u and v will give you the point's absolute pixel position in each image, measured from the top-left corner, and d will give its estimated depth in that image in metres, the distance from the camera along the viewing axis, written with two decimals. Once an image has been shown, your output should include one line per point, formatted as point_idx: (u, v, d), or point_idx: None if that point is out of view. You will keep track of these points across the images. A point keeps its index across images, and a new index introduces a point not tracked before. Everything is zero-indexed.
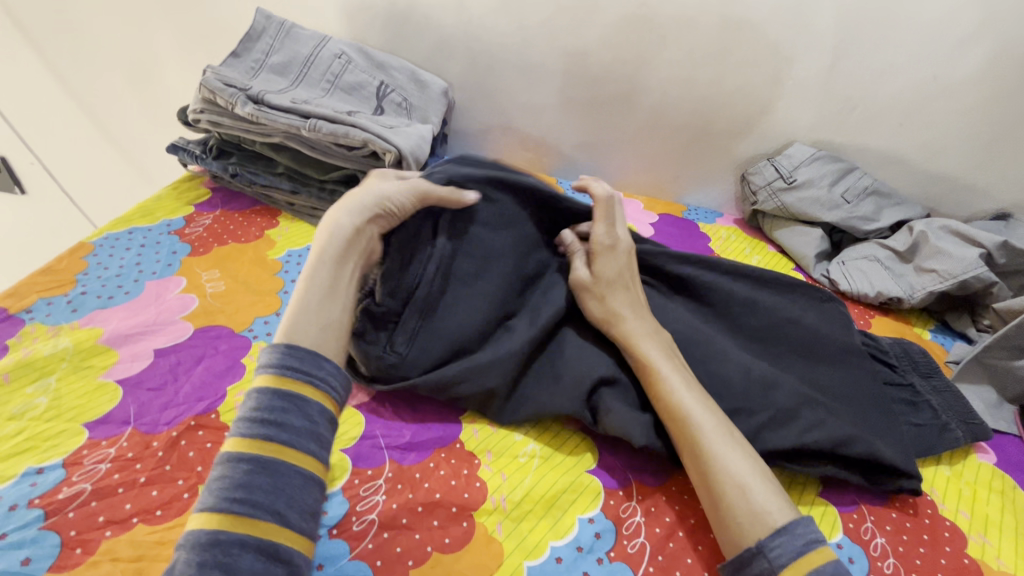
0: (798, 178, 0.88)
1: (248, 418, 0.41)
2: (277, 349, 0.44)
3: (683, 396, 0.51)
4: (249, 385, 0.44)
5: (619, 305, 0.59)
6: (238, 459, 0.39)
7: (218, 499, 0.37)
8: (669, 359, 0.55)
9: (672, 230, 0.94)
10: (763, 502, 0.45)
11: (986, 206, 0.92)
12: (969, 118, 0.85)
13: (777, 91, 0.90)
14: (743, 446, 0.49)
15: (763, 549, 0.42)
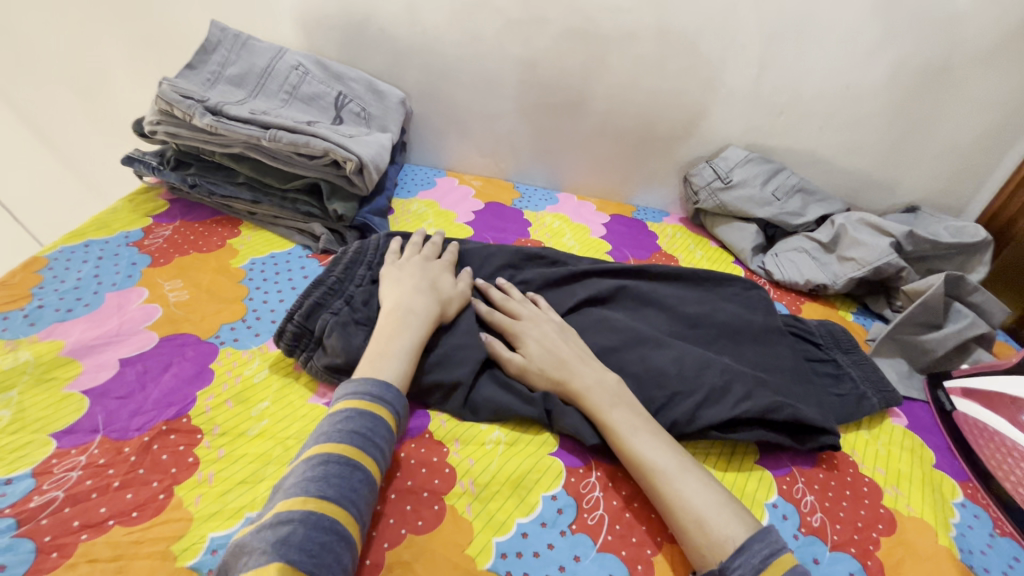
0: (734, 179, 0.96)
1: (363, 435, 0.48)
2: (384, 388, 0.53)
3: (634, 442, 0.54)
4: (349, 402, 0.50)
5: (537, 348, 0.62)
6: (352, 467, 0.46)
7: (337, 495, 0.43)
8: (615, 404, 0.57)
9: (623, 229, 1.00)
10: (721, 530, 0.47)
11: (897, 200, 1.03)
12: (877, 121, 0.95)
13: (712, 98, 0.97)
14: (698, 474, 0.52)
15: (725, 569, 0.45)
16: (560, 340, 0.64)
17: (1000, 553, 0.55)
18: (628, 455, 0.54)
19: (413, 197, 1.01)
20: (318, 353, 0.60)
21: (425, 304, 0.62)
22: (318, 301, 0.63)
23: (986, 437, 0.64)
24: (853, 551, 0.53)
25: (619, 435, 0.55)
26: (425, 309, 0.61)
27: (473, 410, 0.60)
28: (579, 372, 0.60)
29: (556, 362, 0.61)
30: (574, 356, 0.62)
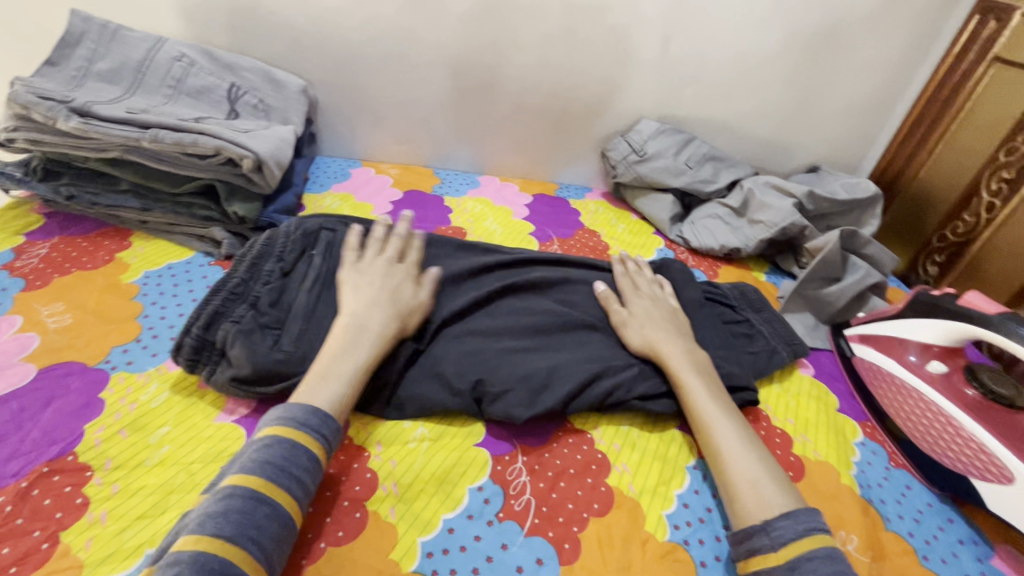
0: (648, 151, 0.98)
1: (277, 466, 0.45)
2: (309, 412, 0.49)
3: (706, 407, 0.57)
4: (268, 429, 0.47)
5: (642, 313, 0.69)
6: (258, 501, 0.42)
7: (232, 534, 0.40)
8: (702, 374, 0.61)
9: (546, 209, 1.00)
10: (771, 494, 0.49)
11: (800, 161, 1.08)
12: (777, 86, 0.99)
13: (622, 72, 0.98)
14: (759, 447, 0.54)
15: (766, 526, 0.47)
16: (665, 307, 0.70)
17: (895, 484, 0.60)
18: (702, 418, 0.57)
19: (326, 191, 0.96)
20: (222, 365, 0.56)
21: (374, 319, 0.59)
22: (218, 309, 0.59)
23: (882, 379, 0.68)
24: None
25: (694, 399, 0.58)
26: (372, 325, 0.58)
27: (397, 407, 0.59)
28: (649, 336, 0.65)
29: (642, 325, 0.67)
30: (678, 325, 0.68)
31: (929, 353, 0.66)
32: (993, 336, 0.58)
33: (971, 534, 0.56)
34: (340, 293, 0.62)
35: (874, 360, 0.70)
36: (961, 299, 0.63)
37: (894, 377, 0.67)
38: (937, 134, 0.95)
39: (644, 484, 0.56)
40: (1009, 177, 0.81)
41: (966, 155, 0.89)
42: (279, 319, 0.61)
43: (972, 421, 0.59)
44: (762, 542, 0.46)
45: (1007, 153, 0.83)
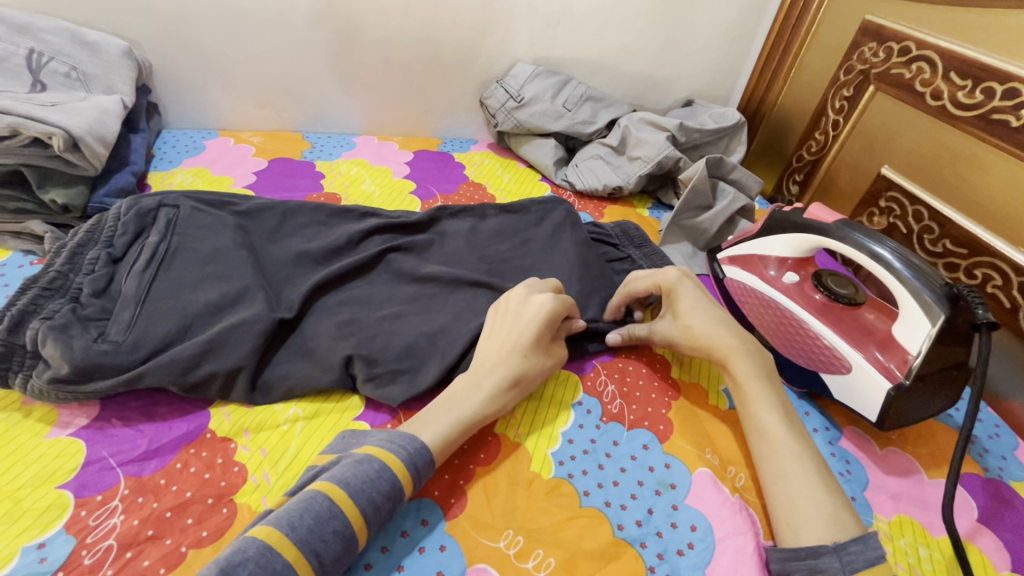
0: (525, 96, 0.97)
1: (361, 483, 0.42)
2: (411, 438, 0.47)
3: (771, 421, 0.51)
4: (367, 447, 0.45)
5: (686, 314, 0.59)
6: (332, 513, 0.40)
7: (300, 540, 0.38)
8: (768, 378, 0.54)
9: (429, 165, 0.97)
10: (849, 522, 0.44)
11: (675, 95, 1.10)
12: (644, 21, 0.99)
13: (490, 14, 0.93)
14: (827, 468, 0.48)
15: (838, 548, 0.42)
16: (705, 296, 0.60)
17: None
18: (766, 430, 0.51)
19: (176, 167, 0.85)
20: (39, 369, 0.50)
21: (488, 373, 0.53)
22: (27, 307, 0.52)
23: (749, 296, 0.72)
24: (646, 424, 0.59)
25: (757, 408, 0.52)
26: (483, 380, 0.53)
27: (265, 391, 0.55)
28: (699, 332, 0.57)
29: (688, 321, 0.58)
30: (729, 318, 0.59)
31: (785, 266, 0.70)
32: (834, 242, 0.63)
33: (824, 423, 0.63)
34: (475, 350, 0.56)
35: (744, 279, 0.73)
36: (807, 214, 0.67)
37: (756, 291, 0.71)
38: (790, 60, 1.00)
39: (531, 428, 0.57)
40: (849, 95, 0.86)
41: (816, 77, 0.95)
42: (105, 309, 0.55)
43: (817, 320, 0.64)
44: (830, 565, 0.42)
45: (846, 72, 0.87)
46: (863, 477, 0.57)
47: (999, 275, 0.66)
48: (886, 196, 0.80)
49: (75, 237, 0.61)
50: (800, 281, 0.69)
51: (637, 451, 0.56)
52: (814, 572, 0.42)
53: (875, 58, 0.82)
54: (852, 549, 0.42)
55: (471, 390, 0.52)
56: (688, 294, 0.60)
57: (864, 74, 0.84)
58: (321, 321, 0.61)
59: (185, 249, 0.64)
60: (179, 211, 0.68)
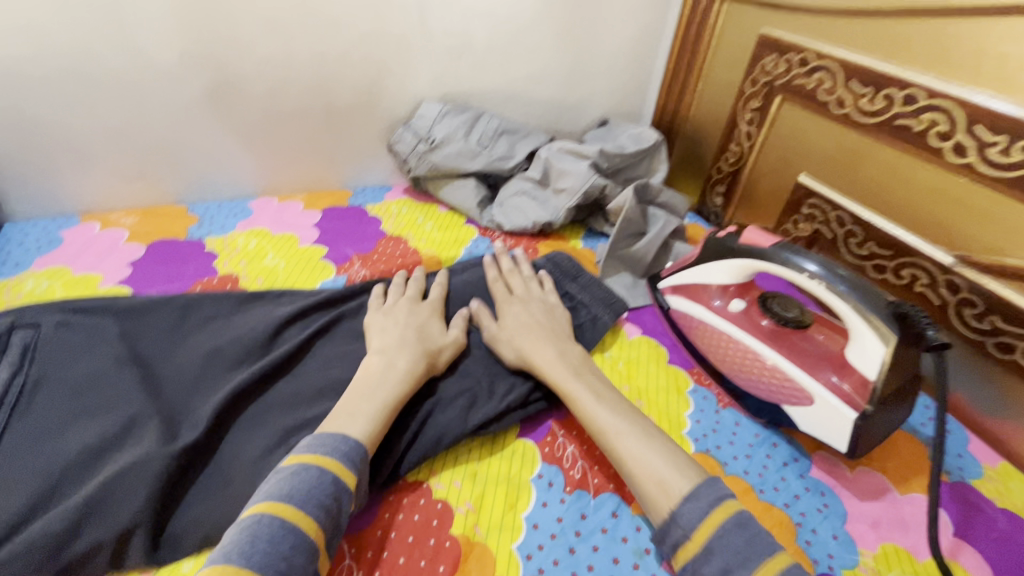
0: (436, 137, 0.90)
1: (306, 494, 0.41)
2: (342, 439, 0.46)
3: (592, 411, 0.53)
4: (291, 458, 0.44)
5: (513, 321, 0.64)
6: (284, 531, 0.39)
7: (257, 568, 0.36)
8: (579, 373, 0.57)
9: (340, 224, 0.87)
10: (676, 484, 0.45)
11: (590, 117, 1.08)
12: (547, 47, 0.96)
13: (385, 54, 0.87)
14: (657, 437, 0.50)
15: (675, 519, 0.44)
16: (532, 310, 0.65)
17: (726, 426, 0.62)
18: (591, 425, 0.52)
19: (24, 270, 0.70)
20: None
21: (399, 352, 0.56)
22: None
23: (696, 327, 0.69)
24: (613, 486, 0.53)
25: (582, 407, 0.54)
26: (398, 359, 0.55)
27: (172, 544, 0.44)
28: (522, 351, 0.60)
29: (512, 333, 0.62)
30: (552, 329, 0.63)
31: (728, 294, 0.68)
32: (773, 267, 0.61)
33: (793, 453, 0.60)
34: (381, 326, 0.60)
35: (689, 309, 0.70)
36: (743, 238, 0.65)
37: (704, 325, 0.68)
38: (695, 74, 1.00)
39: (490, 521, 0.50)
40: (758, 106, 0.87)
41: (722, 90, 0.95)
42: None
43: (772, 351, 0.62)
44: (677, 535, 0.43)
45: (751, 83, 0.88)
46: (840, 508, 0.55)
47: (925, 274, 0.67)
48: (808, 203, 0.81)
49: None
50: (746, 308, 0.67)
51: (607, 522, 0.50)
52: None
53: (777, 70, 0.83)
54: None
55: (387, 370, 0.54)
56: (512, 314, 0.65)
57: (768, 85, 0.85)
58: (240, 442, 0.51)
59: (44, 382, 0.52)
60: (38, 331, 0.56)
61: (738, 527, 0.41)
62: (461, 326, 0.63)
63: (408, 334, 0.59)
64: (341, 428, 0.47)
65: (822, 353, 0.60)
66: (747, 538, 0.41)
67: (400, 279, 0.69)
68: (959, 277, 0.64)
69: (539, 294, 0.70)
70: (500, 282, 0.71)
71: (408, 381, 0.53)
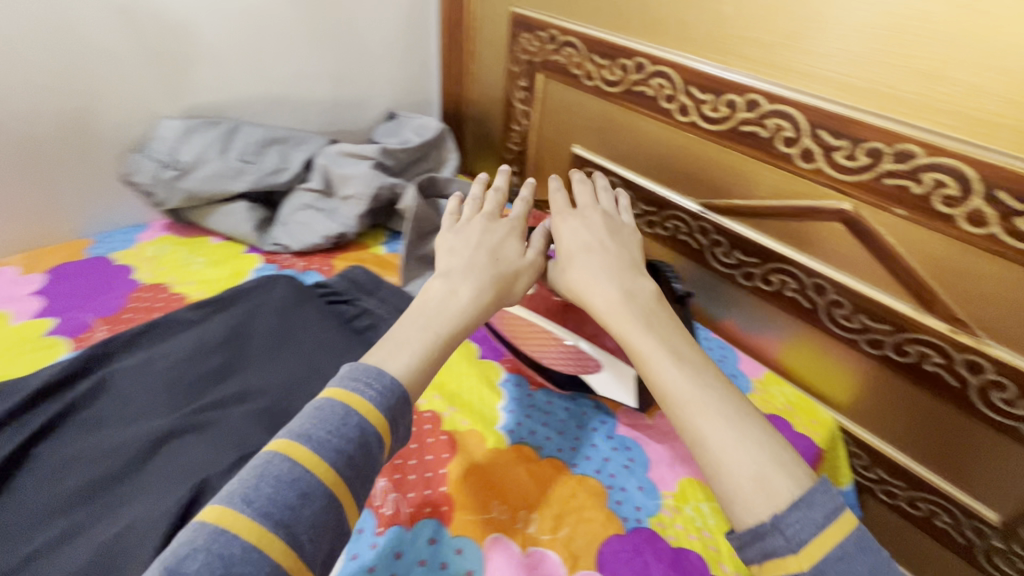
0: (185, 161, 0.77)
1: (324, 434, 0.37)
2: (379, 374, 0.42)
3: (665, 376, 0.46)
4: (326, 390, 0.41)
5: (574, 238, 0.58)
6: (296, 476, 0.35)
7: (258, 514, 0.33)
8: (653, 329, 0.49)
9: (75, 283, 0.71)
10: (782, 485, 0.38)
11: (374, 112, 1.01)
12: (301, 42, 0.87)
13: (86, 68, 0.71)
14: (749, 417, 0.43)
15: (777, 524, 0.37)
16: (591, 259, 0.55)
17: (539, 408, 0.62)
18: (665, 394, 0.45)
19: None
20: None
21: (463, 279, 0.52)
22: None
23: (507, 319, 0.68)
24: (428, 510, 0.50)
25: (650, 363, 0.47)
26: (460, 287, 0.51)
27: None
28: (583, 296, 0.54)
29: (568, 272, 0.56)
30: (621, 280, 0.53)
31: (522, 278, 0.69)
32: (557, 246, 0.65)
33: (601, 416, 0.63)
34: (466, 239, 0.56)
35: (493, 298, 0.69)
36: None
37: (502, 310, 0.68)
38: (467, 58, 0.99)
39: None
40: (525, 85, 0.89)
41: (494, 71, 0.95)
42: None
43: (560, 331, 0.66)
44: (777, 544, 0.36)
45: (516, 63, 0.89)
46: (644, 457, 0.59)
47: (683, 223, 0.75)
48: (586, 173, 0.85)
49: None
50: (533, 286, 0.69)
51: (424, 552, 0.47)
52: (767, 555, 0.37)
53: (532, 48, 0.85)
54: (790, 519, 0.36)
55: (448, 298, 0.50)
56: (579, 260, 0.56)
57: (529, 64, 0.86)
58: None
59: None
60: None
61: (858, 551, 0.35)
62: (535, 249, 0.59)
63: (478, 256, 0.54)
64: (381, 363, 0.44)
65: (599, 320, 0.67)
66: (870, 564, 0.35)
67: (472, 196, 0.63)
68: (708, 222, 0.71)
69: (596, 225, 0.59)
70: (559, 198, 0.63)
71: (472, 311, 0.50)
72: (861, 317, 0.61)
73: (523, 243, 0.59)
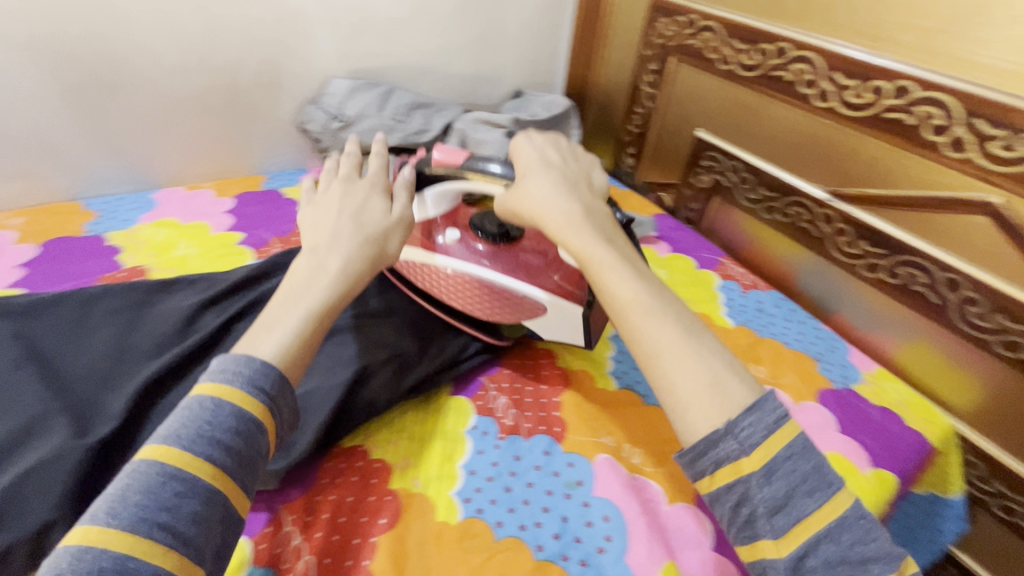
0: (349, 114, 0.89)
1: (194, 431, 0.34)
2: (248, 360, 0.38)
3: (624, 286, 0.44)
4: (196, 387, 0.36)
5: (535, 163, 0.54)
6: (168, 476, 0.32)
7: (129, 523, 0.30)
8: (610, 240, 0.48)
9: (255, 209, 0.85)
10: (737, 393, 0.39)
11: (505, 89, 1.09)
12: (454, 19, 0.96)
13: (284, 29, 0.84)
14: (695, 329, 0.43)
15: (731, 429, 0.37)
16: (545, 172, 0.53)
17: None
18: (624, 302, 0.44)
19: None
20: None
21: (332, 248, 0.46)
22: None
23: (424, 274, 0.62)
24: (543, 428, 0.57)
25: (605, 276, 0.46)
26: (329, 259, 0.46)
27: None
28: (534, 211, 0.51)
29: (524, 193, 0.52)
30: (579, 193, 0.52)
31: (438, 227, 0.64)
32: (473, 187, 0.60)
33: None
34: (329, 204, 0.51)
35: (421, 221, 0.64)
36: (437, 161, 0.61)
37: (416, 261, 0.62)
38: (599, 42, 1.05)
39: (429, 472, 0.51)
40: (655, 69, 0.93)
41: (624, 56, 1.00)
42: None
43: (491, 270, 0.60)
44: (731, 449, 0.37)
45: (648, 47, 0.94)
46: None
47: (806, 210, 0.75)
48: (706, 156, 0.87)
49: None
50: (462, 238, 0.64)
51: (540, 460, 0.54)
52: (721, 463, 0.37)
53: (669, 32, 0.89)
54: (747, 424, 0.37)
55: (317, 273, 0.45)
56: (533, 171, 0.53)
57: (663, 48, 0.90)
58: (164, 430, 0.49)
59: None
60: None
61: (802, 452, 0.38)
62: (406, 203, 0.54)
63: (342, 225, 0.48)
64: (250, 347, 0.40)
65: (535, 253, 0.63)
66: (814, 464, 0.37)
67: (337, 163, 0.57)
68: (833, 210, 0.72)
69: (549, 147, 0.56)
70: (524, 142, 0.57)
71: (344, 282, 0.45)
72: (999, 316, 0.60)
73: (398, 199, 0.54)
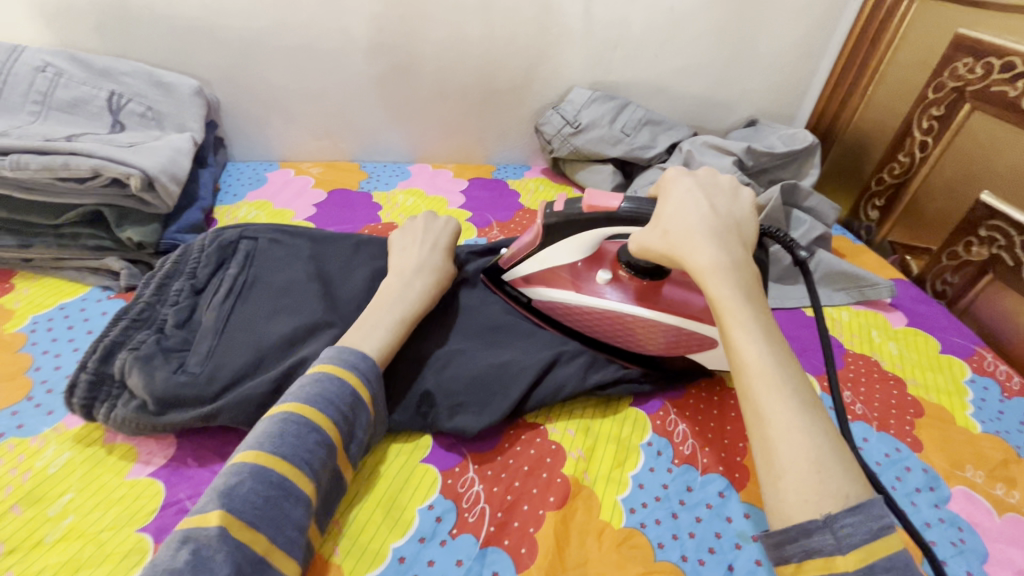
0: (583, 122, 0.94)
1: (329, 399, 0.45)
2: (360, 356, 0.49)
3: (750, 346, 0.41)
4: (326, 367, 0.47)
5: (686, 202, 0.50)
6: (311, 429, 0.43)
7: (289, 454, 0.41)
8: (749, 293, 0.44)
9: (485, 194, 0.95)
10: (840, 483, 0.35)
11: (738, 116, 1.05)
12: (704, 42, 0.95)
13: (546, 39, 0.92)
14: (815, 406, 0.39)
15: (828, 522, 0.34)
16: (693, 203, 0.50)
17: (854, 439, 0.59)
18: (743, 361, 0.41)
19: (240, 200, 0.87)
20: (126, 402, 0.50)
21: (418, 273, 0.59)
22: (118, 339, 0.54)
23: (572, 312, 0.62)
24: (721, 469, 0.54)
25: (733, 330, 0.42)
26: (414, 282, 0.58)
27: None
28: (673, 248, 0.48)
29: (666, 227, 0.50)
30: (720, 230, 0.48)
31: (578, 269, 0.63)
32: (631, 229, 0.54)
33: (929, 481, 0.55)
34: (410, 245, 0.64)
35: (549, 264, 0.62)
36: (585, 205, 0.55)
37: (574, 303, 0.62)
38: (867, 77, 0.94)
39: (599, 471, 0.53)
40: (940, 114, 0.81)
41: (899, 97, 0.89)
42: (187, 339, 0.55)
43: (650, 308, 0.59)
44: (824, 542, 0.34)
45: (935, 89, 0.82)
46: (980, 547, 0.50)
47: None
48: (988, 224, 0.73)
49: (173, 262, 0.62)
50: (612, 278, 0.62)
51: (713, 499, 0.51)
52: (810, 552, 0.35)
53: (972, 74, 0.76)
54: (844, 522, 0.34)
55: (404, 291, 0.57)
56: (676, 198, 0.51)
57: (958, 92, 0.78)
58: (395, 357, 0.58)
59: (252, 271, 0.63)
60: (249, 234, 0.67)
61: (904, 567, 0.34)
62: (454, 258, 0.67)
63: (422, 260, 0.61)
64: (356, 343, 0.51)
65: (696, 291, 0.60)
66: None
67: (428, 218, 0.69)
68: None
69: (706, 180, 0.53)
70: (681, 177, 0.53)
71: (422, 302, 0.57)
72: None
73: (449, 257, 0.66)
